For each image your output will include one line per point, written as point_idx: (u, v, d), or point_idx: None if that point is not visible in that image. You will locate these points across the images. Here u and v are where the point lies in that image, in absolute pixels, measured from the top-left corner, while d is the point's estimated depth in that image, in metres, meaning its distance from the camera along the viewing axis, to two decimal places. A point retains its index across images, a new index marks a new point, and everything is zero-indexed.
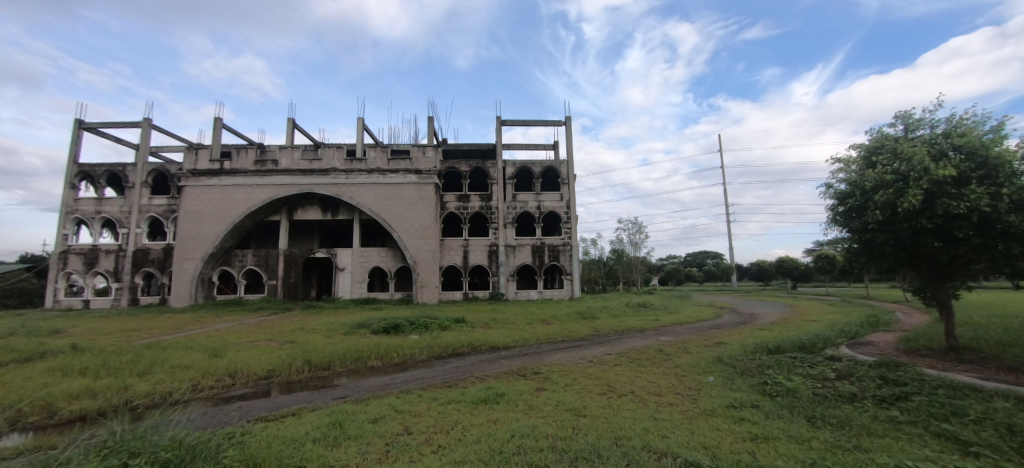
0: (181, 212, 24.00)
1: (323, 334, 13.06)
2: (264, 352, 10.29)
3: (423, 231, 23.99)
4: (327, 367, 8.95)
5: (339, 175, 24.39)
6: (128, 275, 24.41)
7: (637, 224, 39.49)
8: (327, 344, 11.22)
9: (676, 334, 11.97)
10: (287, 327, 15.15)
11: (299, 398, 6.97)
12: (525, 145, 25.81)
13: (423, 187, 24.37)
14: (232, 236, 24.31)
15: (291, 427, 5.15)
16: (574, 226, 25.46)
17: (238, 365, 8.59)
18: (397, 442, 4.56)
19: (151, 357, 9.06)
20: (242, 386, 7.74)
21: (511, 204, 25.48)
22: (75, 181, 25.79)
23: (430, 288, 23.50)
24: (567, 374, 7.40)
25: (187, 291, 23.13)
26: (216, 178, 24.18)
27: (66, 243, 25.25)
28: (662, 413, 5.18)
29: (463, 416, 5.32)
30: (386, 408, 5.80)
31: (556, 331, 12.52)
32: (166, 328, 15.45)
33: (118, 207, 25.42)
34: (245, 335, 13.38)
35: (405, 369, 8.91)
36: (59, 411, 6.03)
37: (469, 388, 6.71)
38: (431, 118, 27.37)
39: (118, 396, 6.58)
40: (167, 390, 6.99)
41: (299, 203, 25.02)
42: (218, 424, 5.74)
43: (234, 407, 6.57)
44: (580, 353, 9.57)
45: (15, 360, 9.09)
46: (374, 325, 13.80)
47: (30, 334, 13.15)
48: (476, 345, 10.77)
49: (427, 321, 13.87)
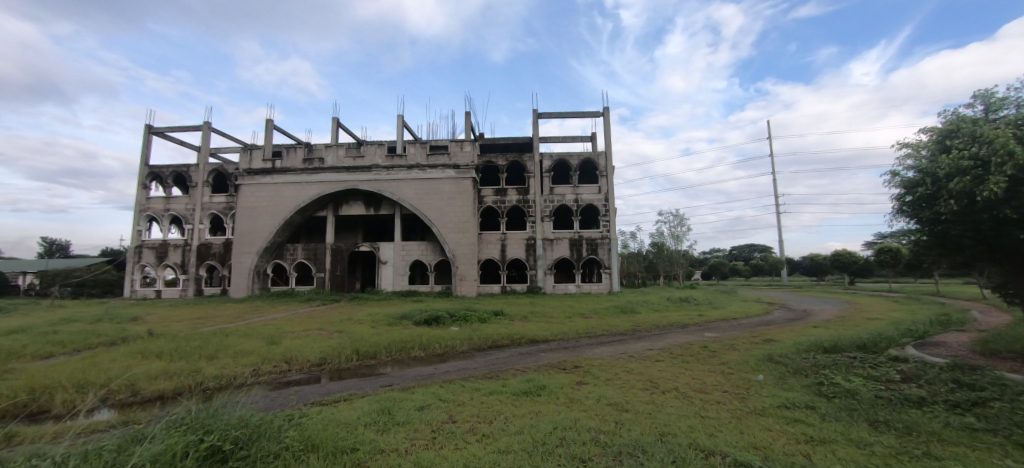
0: (238, 209, 25.58)
1: (368, 324, 13.61)
2: (316, 340, 10.83)
3: (462, 225, 24.36)
4: (373, 356, 9.34)
5: (381, 171, 25.15)
6: (193, 268, 26.35)
7: (679, 217, 38.37)
8: (373, 334, 11.70)
9: (722, 331, 11.56)
10: (335, 317, 15.91)
11: (349, 385, 7.32)
12: (562, 137, 25.58)
13: (462, 181, 24.70)
14: (284, 231, 25.67)
15: (344, 412, 5.44)
16: (612, 219, 25.00)
17: (294, 352, 9.12)
18: (442, 430, 4.71)
19: (217, 342, 9.80)
20: (297, 371, 8.24)
21: (548, 197, 25.38)
22: (147, 181, 28.06)
23: (469, 281, 23.87)
24: (608, 368, 7.35)
25: (244, 282, 24.71)
26: (269, 176, 25.58)
27: (140, 238, 27.56)
28: (709, 411, 5.04)
29: (506, 406, 5.40)
30: (431, 397, 5.98)
31: (596, 325, 12.42)
32: (227, 317, 16.59)
33: (184, 205, 27.44)
34: (296, 324, 14.16)
35: (447, 360, 9.13)
36: (142, 390, 6.64)
37: (510, 379, 6.80)
38: (468, 114, 27.66)
39: (191, 378, 7.17)
40: (232, 374, 7.54)
41: (344, 198, 26.03)
42: (279, 406, 6.15)
43: (292, 391, 7.00)
44: (621, 348, 9.44)
45: (101, 343, 10.07)
46: (415, 317, 14.21)
47: (112, 321, 14.49)
48: (515, 337, 10.87)
49: (466, 313, 14.12)
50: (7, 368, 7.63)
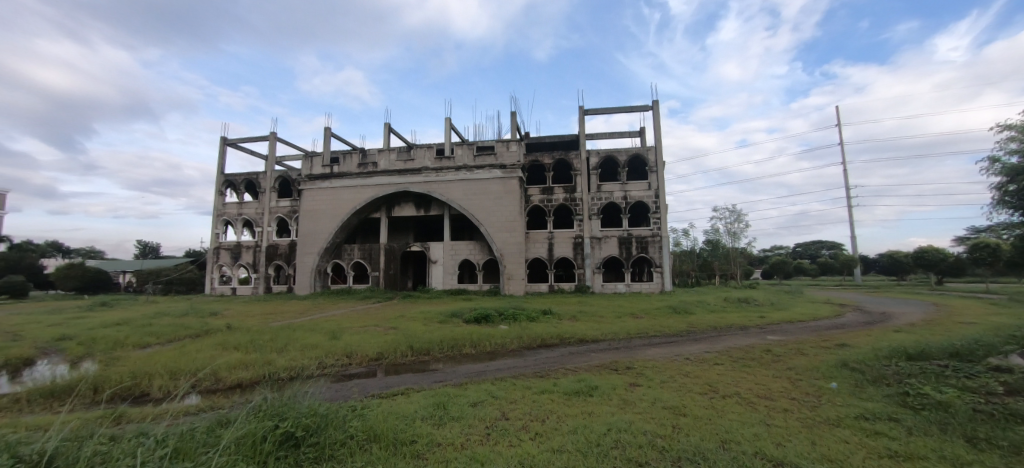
0: (301, 212, 27.28)
1: (421, 321, 14.06)
2: (373, 336, 11.37)
3: (510, 224, 24.51)
4: (426, 352, 9.64)
5: (430, 173, 25.84)
6: (263, 267, 28.44)
7: (737, 212, 36.47)
8: (425, 331, 12.08)
9: (787, 334, 10.86)
10: (390, 314, 16.58)
11: (404, 380, 7.61)
12: (610, 133, 25.05)
13: (509, 181, 24.85)
14: (342, 232, 27.07)
15: (403, 405, 5.68)
16: (663, 216, 24.13)
17: (354, 347, 9.62)
18: (496, 426, 4.78)
19: (285, 336, 10.52)
20: (357, 365, 8.69)
21: (596, 195, 24.97)
22: (223, 189, 30.63)
23: (517, 280, 24.00)
24: (663, 370, 7.11)
25: (308, 280, 26.35)
26: (328, 181, 27.08)
27: (218, 240, 30.13)
28: (776, 419, 4.74)
29: (558, 406, 5.37)
30: (483, 394, 6.07)
31: (648, 325, 12.09)
32: (293, 313, 17.74)
33: (254, 210, 29.66)
34: (355, 320, 14.92)
35: (497, 357, 9.24)
36: (224, 378, 7.28)
37: (561, 379, 6.77)
38: (514, 114, 27.80)
39: (265, 368, 7.76)
40: (299, 366, 8.07)
41: (396, 200, 27.03)
42: (343, 397, 6.52)
43: (353, 384, 7.38)
44: (676, 349, 9.10)
45: (188, 335, 11.14)
46: (465, 315, 14.49)
47: (196, 315, 15.98)
48: (565, 337, 10.80)
49: (515, 312, 14.24)
50: (114, 355, 8.65)
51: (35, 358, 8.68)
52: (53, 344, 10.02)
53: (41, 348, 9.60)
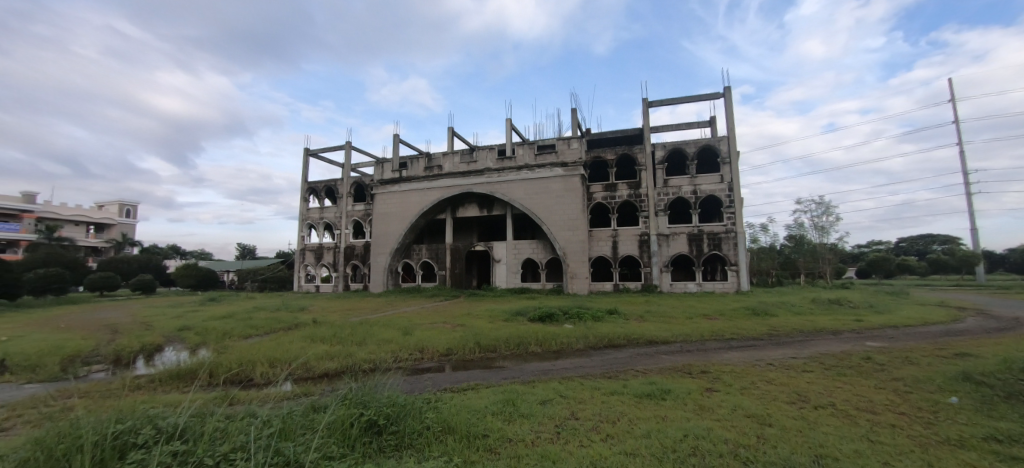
0: (375, 215, 28.99)
1: (487, 319, 14.39)
2: (442, 332, 11.82)
3: (573, 223, 24.24)
4: (493, 350, 9.83)
5: (493, 173, 26.29)
6: (342, 266, 30.61)
7: (824, 205, 33.36)
8: (492, 328, 12.29)
9: (890, 340, 9.69)
10: (457, 312, 17.11)
11: (473, 376, 7.82)
12: (676, 125, 23.89)
13: (571, 179, 24.57)
14: (411, 233, 28.38)
15: (474, 400, 5.84)
16: (738, 211, 22.56)
17: (425, 342, 10.06)
18: (565, 426, 4.76)
19: (364, 331, 11.27)
20: (428, 360, 9.06)
21: (662, 190, 23.94)
22: (307, 195, 33.42)
23: (580, 279, 23.70)
24: (742, 376, 6.65)
25: (381, 279, 27.97)
26: (398, 185, 28.54)
27: (304, 242, 32.91)
28: (881, 435, 4.26)
29: (629, 408, 5.23)
30: (551, 392, 6.07)
31: (723, 327, 11.41)
32: (370, 309, 18.94)
33: (334, 214, 32.01)
34: (424, 317, 15.56)
35: (562, 357, 9.20)
36: (313, 368, 7.97)
37: (630, 380, 6.58)
38: (575, 110, 27.45)
39: (347, 360, 8.37)
40: (377, 359, 8.60)
41: (461, 201, 27.82)
42: (417, 390, 6.86)
43: (427, 377, 7.74)
44: (756, 354, 8.48)
45: (281, 328, 12.32)
46: (530, 314, 14.58)
47: (287, 310, 17.61)
48: (633, 337, 10.49)
49: (580, 311, 14.05)
50: (223, 345, 9.77)
51: (161, 345, 10.04)
52: (175, 333, 11.54)
53: (166, 337, 11.08)
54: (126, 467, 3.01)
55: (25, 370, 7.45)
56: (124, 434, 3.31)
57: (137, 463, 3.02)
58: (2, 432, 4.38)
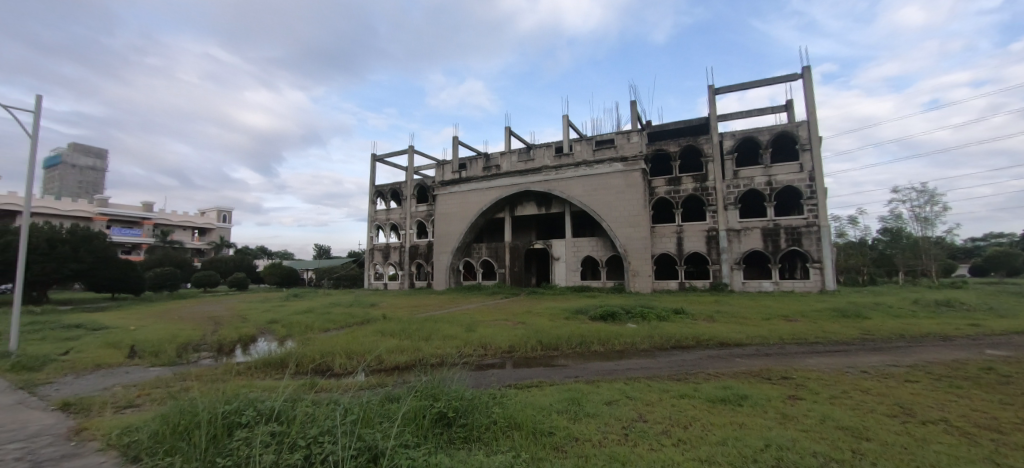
0: (437, 215, 30.01)
1: (548, 317, 14.37)
2: (504, 330, 11.97)
3: (634, 219, 23.49)
4: (555, 348, 9.80)
5: (550, 171, 26.19)
6: (407, 265, 32.01)
7: (927, 193, 29.70)
8: (554, 326, 12.27)
9: (1015, 348, 8.39)
10: (518, 310, 17.25)
11: (535, 373, 7.85)
12: (747, 112, 22.37)
13: (631, 174, 23.81)
14: (471, 233, 29.02)
15: (539, 397, 5.86)
16: (820, 202, 20.68)
17: (488, 340, 10.25)
18: (633, 428, 4.64)
19: (430, 327, 11.70)
20: (492, 356, 9.23)
21: (732, 182, 22.53)
22: (374, 198, 35.34)
23: (643, 277, 22.94)
24: (831, 384, 6.09)
25: (444, 277, 28.90)
26: (458, 186, 29.34)
27: (373, 242, 34.82)
28: (1009, 459, 3.71)
29: (702, 413, 4.99)
30: (618, 393, 5.94)
31: (804, 330, 10.52)
32: (434, 306, 19.64)
33: (399, 215, 33.57)
34: (487, 314, 15.87)
35: (627, 357, 8.96)
36: (385, 360, 8.41)
37: (702, 384, 6.27)
38: (634, 103, 26.60)
39: (415, 355, 8.75)
40: (443, 354, 8.90)
41: (519, 200, 28.01)
42: (482, 385, 7.03)
43: (491, 373, 7.89)
44: (846, 360, 7.72)
45: (355, 322, 13.14)
46: (591, 312, 14.35)
47: (359, 306, 18.74)
48: (703, 339, 9.97)
49: (644, 310, 13.63)
50: (306, 337, 10.63)
51: (254, 336, 11.12)
52: (266, 325, 12.74)
53: (259, 328, 12.26)
54: (233, 444, 3.38)
55: (150, 355, 8.60)
56: (230, 414, 3.71)
57: (242, 441, 3.38)
58: (135, 407, 5.09)
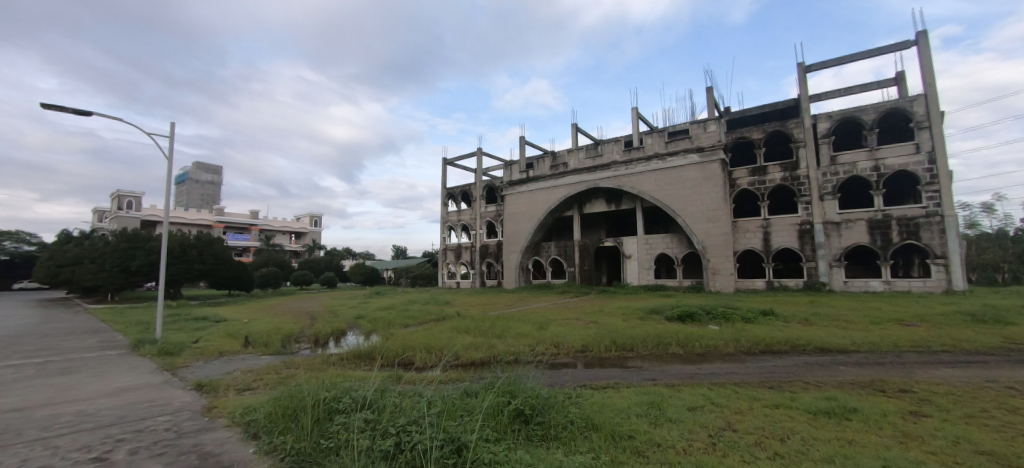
0: (506, 215, 30.48)
1: (621, 317, 13.98)
2: (576, 329, 11.87)
3: (713, 214, 22.07)
4: (630, 349, 9.52)
5: (620, 166, 25.46)
6: (478, 264, 32.87)
7: None
8: (628, 327, 11.87)
9: None
10: (590, 309, 16.98)
11: (610, 374, 7.69)
12: (845, 90, 20.11)
13: (708, 165, 22.38)
14: (540, 232, 29.09)
15: (617, 399, 5.73)
16: (942, 188, 18.01)
17: (560, 338, 10.21)
18: (722, 437, 4.36)
19: (503, 325, 11.91)
20: (564, 355, 9.18)
21: (829, 169, 20.37)
22: (446, 200, 36.72)
23: (724, 276, 21.50)
24: (966, 400, 5.26)
25: (514, 276, 29.28)
26: (526, 185, 29.56)
27: (445, 243, 36.21)
28: None
29: (801, 425, 4.57)
30: (702, 399, 5.63)
31: (924, 336, 9.21)
32: (505, 304, 19.99)
33: (469, 216, 34.59)
34: (558, 313, 15.80)
35: (709, 361, 8.43)
36: (461, 356, 8.70)
37: (800, 394, 5.72)
38: (711, 89, 25.05)
39: (489, 352, 8.97)
40: (516, 352, 9.02)
41: (588, 197, 27.56)
42: (557, 384, 7.02)
43: (565, 372, 7.86)
44: (982, 373, 6.63)
45: (432, 319, 13.77)
46: (668, 312, 13.74)
47: (435, 303, 19.60)
48: (797, 344, 9.11)
49: (727, 311, 12.74)
50: (388, 332, 11.34)
51: (344, 330, 12.06)
52: (354, 320, 13.78)
53: (348, 323, 13.29)
54: (334, 428, 3.70)
55: (260, 344, 9.70)
56: (330, 401, 4.05)
57: (342, 426, 3.69)
58: (251, 390, 5.76)
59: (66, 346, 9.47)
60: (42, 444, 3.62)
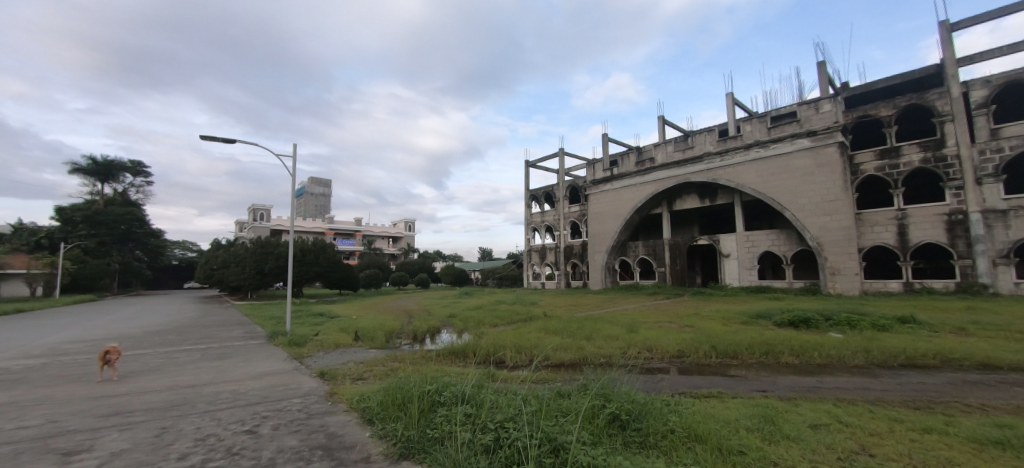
0: (590, 215, 29.96)
1: (722, 321, 12.95)
2: (670, 333, 11.25)
3: (829, 206, 19.57)
4: (733, 356, 8.77)
5: (714, 158, 23.73)
6: (562, 265, 32.70)
7: None
8: (729, 332, 10.96)
9: None
10: (685, 312, 15.99)
11: (712, 382, 7.18)
12: (1007, 48, 16.65)
13: (821, 151, 19.91)
14: (626, 231, 28.11)
15: (722, 409, 5.33)
16: None
17: (654, 342, 9.74)
18: (853, 461, 3.84)
19: (592, 327, 11.69)
20: (658, 360, 8.75)
21: (988, 145, 16.98)
22: (529, 202, 37.13)
23: (846, 276, 18.94)
24: None
25: (599, 276, 28.62)
26: (610, 183, 28.78)
27: (530, 244, 36.58)
28: None
29: (962, 456, 3.84)
30: (826, 416, 5.00)
31: None
32: (593, 305, 19.63)
33: (553, 217, 34.59)
34: (650, 316, 15.11)
35: (832, 373, 7.47)
36: (552, 357, 8.69)
37: (958, 418, 4.82)
38: (823, 64, 22.31)
39: (579, 354, 8.85)
40: (607, 355, 8.80)
41: (678, 193, 26.06)
42: (654, 390, 6.73)
43: (661, 378, 7.49)
44: None
45: (520, 319, 13.99)
46: (777, 317, 12.43)
47: (522, 304, 19.88)
48: (949, 359, 7.69)
49: (852, 317, 11.20)
50: (479, 331, 11.75)
51: (438, 328, 12.75)
52: (447, 319, 14.50)
53: (442, 322, 14.01)
54: (438, 420, 3.90)
55: (367, 339, 10.64)
56: (432, 394, 4.29)
57: (445, 419, 3.88)
58: (363, 380, 6.33)
59: (219, 335, 11.23)
60: (209, 416, 4.33)
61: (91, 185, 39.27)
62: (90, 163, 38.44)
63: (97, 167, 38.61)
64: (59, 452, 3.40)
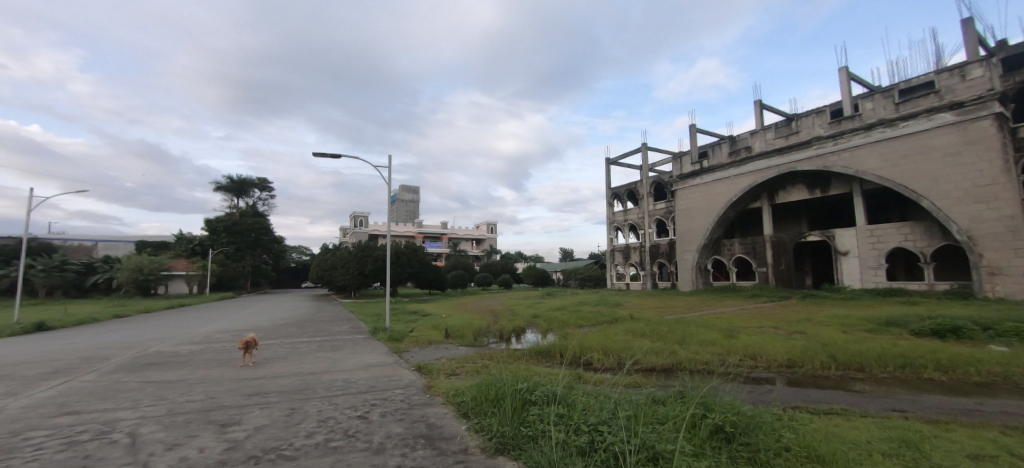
0: (678, 211, 28.33)
1: (839, 327, 11.44)
2: (778, 339, 10.18)
3: (982, 191, 16.39)
4: (857, 367, 7.71)
5: (825, 143, 21.11)
6: (648, 265, 31.30)
7: None
8: (851, 340, 9.64)
9: None
10: (794, 316, 14.40)
11: (831, 397, 6.38)
12: None
13: (969, 126, 16.78)
14: (720, 228, 26.10)
15: (849, 429, 4.69)
16: None
17: (758, 349, 8.90)
18: None
19: (686, 330, 11.01)
20: (764, 369, 7.97)
21: None
22: (612, 201, 36.13)
23: (1009, 276, 15.68)
24: None
25: (690, 277, 26.93)
26: (700, 177, 26.96)
27: (613, 244, 35.57)
28: None
29: None
30: (988, 445, 4.17)
31: None
32: (684, 307, 18.55)
33: (636, 215, 33.30)
34: (751, 320, 13.88)
35: (993, 393, 6.23)
36: (642, 361, 8.35)
37: None
38: (969, 23, 18.77)
39: (672, 359, 8.39)
40: (705, 362, 8.22)
41: (781, 184, 23.60)
42: (762, 402, 6.14)
43: (769, 390, 6.83)
44: None
45: (606, 321, 13.65)
46: (914, 325, 10.67)
47: (608, 305, 19.39)
48: None
49: (1022, 327, 9.24)
50: (564, 332, 11.68)
51: (524, 328, 12.90)
52: (532, 319, 14.63)
53: (527, 322, 14.15)
54: (530, 419, 3.94)
55: (458, 337, 11.09)
56: (524, 392, 4.32)
57: (536, 419, 3.89)
58: (456, 375, 6.60)
59: (329, 329, 12.49)
60: (327, 400, 4.82)
61: (230, 200, 46.10)
62: (228, 181, 45.14)
63: (233, 184, 45.25)
64: (216, 423, 4.02)
